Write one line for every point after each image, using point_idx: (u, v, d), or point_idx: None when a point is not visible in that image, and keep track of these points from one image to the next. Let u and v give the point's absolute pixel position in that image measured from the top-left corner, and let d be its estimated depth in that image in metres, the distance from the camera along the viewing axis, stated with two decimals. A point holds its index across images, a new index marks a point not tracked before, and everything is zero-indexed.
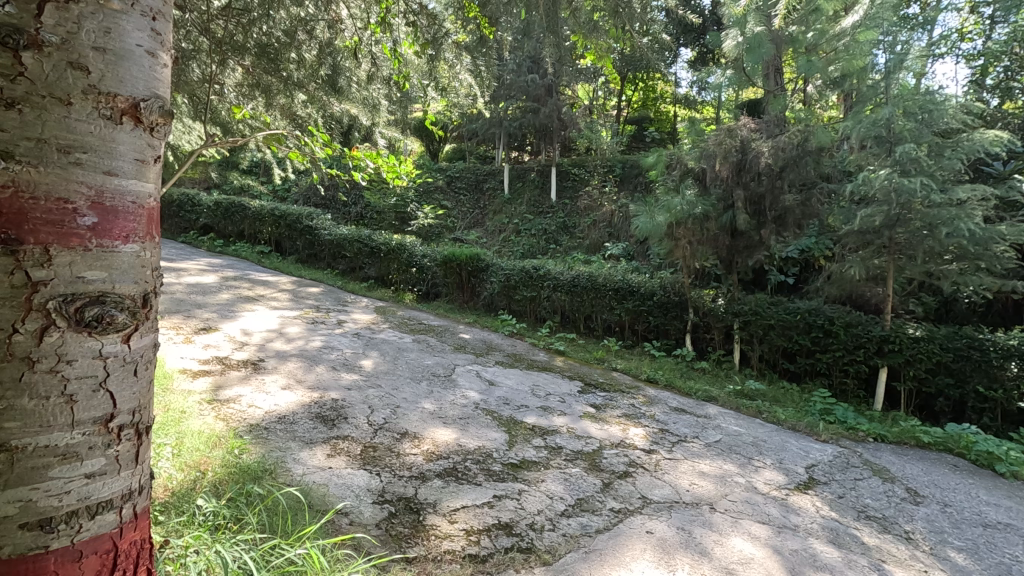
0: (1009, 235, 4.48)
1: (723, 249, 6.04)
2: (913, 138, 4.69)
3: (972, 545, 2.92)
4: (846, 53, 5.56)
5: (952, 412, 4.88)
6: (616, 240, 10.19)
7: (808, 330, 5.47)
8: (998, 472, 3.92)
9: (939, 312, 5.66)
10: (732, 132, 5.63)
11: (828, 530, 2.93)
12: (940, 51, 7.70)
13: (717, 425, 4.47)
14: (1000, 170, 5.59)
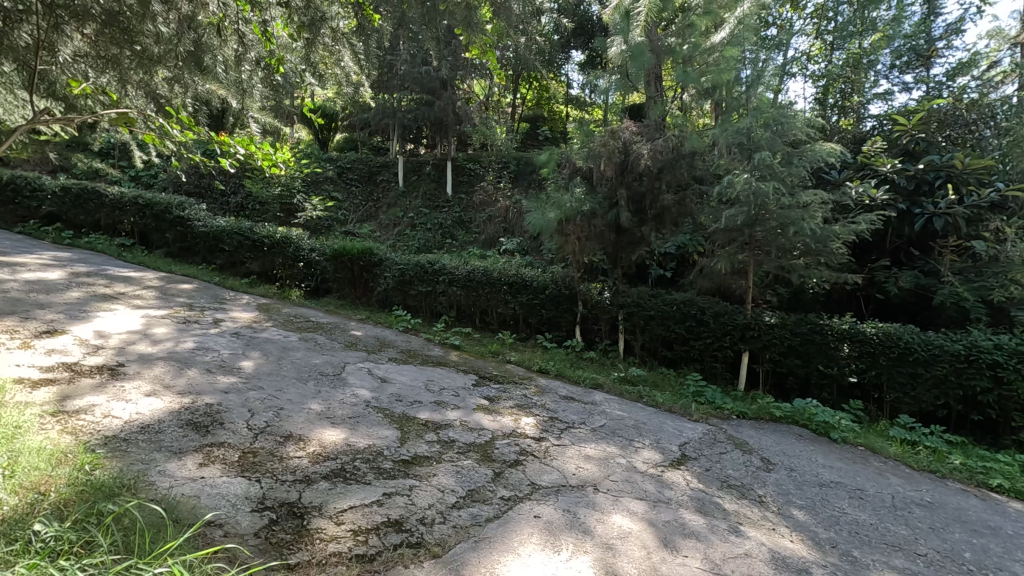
0: (843, 234, 5.17)
1: (609, 245, 6.38)
2: (769, 147, 5.25)
3: (811, 503, 3.36)
4: (715, 67, 6.13)
5: (800, 389, 5.56)
6: (511, 235, 10.37)
7: (683, 319, 5.95)
8: (833, 439, 4.53)
9: (791, 302, 6.37)
10: (615, 134, 5.97)
11: (696, 500, 3.23)
12: (791, 70, 8.69)
13: (602, 410, 4.74)
14: (837, 177, 6.43)
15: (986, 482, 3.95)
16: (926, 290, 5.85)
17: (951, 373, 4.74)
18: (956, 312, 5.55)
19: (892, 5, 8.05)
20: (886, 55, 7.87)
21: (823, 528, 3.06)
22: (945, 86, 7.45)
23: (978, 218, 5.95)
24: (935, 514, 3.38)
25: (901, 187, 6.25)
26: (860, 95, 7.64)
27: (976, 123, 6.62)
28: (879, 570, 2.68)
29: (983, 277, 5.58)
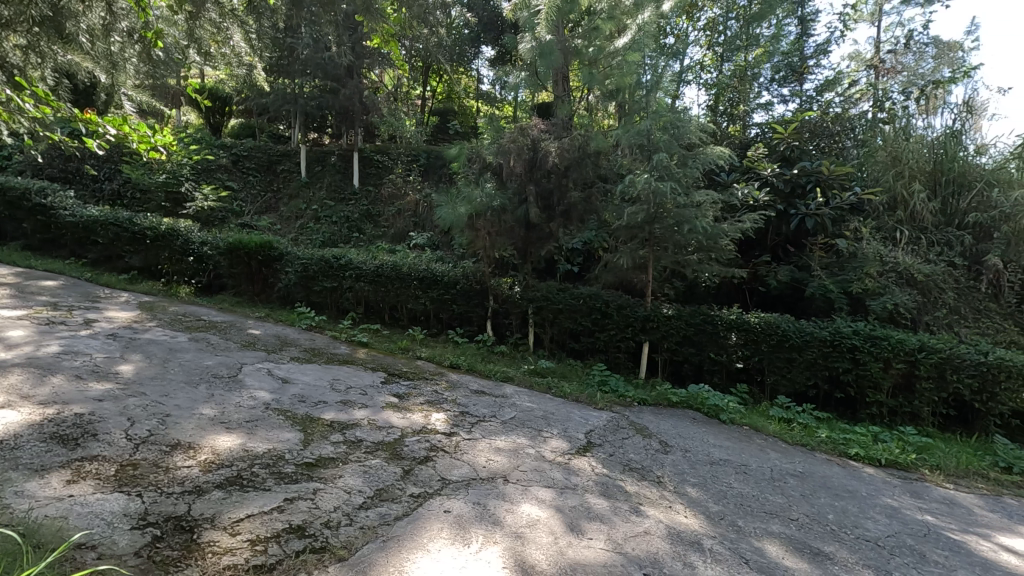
0: (731, 232, 5.60)
1: (519, 240, 6.49)
2: (666, 149, 5.57)
3: (703, 480, 3.63)
4: (618, 70, 6.52)
5: (694, 375, 5.98)
6: (420, 229, 10.21)
7: (590, 312, 6.20)
8: (722, 420, 4.92)
9: (686, 295, 6.83)
10: (524, 131, 6.07)
11: (600, 484, 3.38)
12: (687, 78, 9.26)
13: (512, 403, 4.81)
14: (726, 179, 7.01)
15: (847, 452, 4.47)
16: (800, 283, 6.51)
17: (819, 357, 5.31)
18: (824, 302, 6.18)
19: (773, 24, 8.82)
20: (767, 69, 8.68)
21: (713, 502, 3.32)
22: (815, 100, 8.31)
23: (841, 219, 6.70)
24: (805, 482, 3.78)
25: (778, 190, 6.88)
26: (745, 104, 8.37)
27: (839, 134, 7.48)
28: (760, 537, 2.94)
29: (845, 271, 6.25)
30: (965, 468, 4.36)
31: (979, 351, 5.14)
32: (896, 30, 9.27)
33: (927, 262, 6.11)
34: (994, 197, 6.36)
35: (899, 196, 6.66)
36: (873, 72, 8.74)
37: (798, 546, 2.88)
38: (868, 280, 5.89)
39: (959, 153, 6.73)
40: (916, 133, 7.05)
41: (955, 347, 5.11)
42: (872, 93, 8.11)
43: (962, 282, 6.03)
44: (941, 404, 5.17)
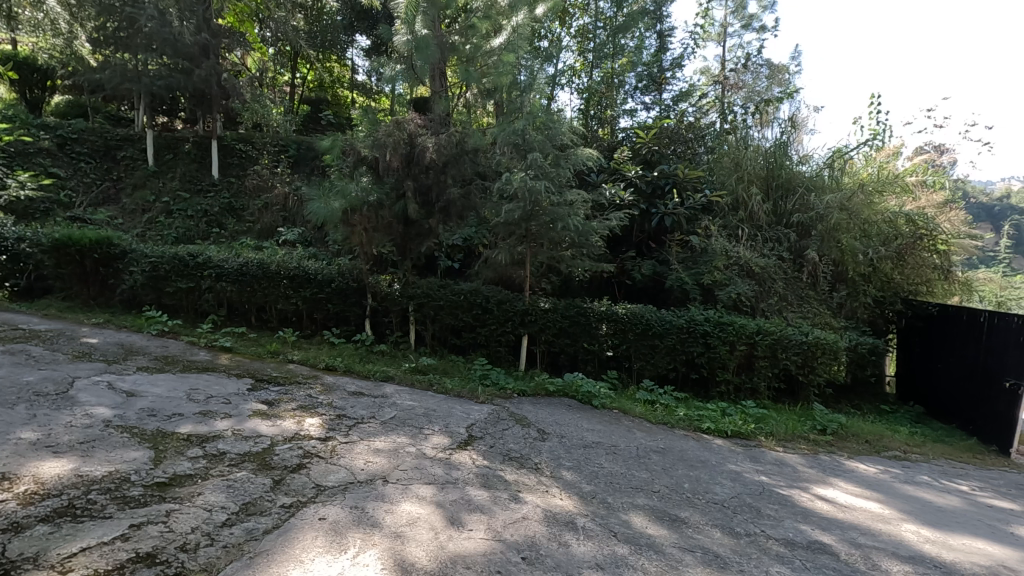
0: (600, 229, 5.97)
1: (397, 237, 6.37)
2: (541, 148, 5.78)
3: (577, 463, 3.85)
4: (495, 70, 6.73)
5: (569, 365, 6.30)
6: (291, 225, 9.61)
7: (471, 308, 6.27)
8: (594, 406, 5.24)
9: (561, 289, 7.16)
10: (400, 125, 5.96)
11: (481, 476, 3.44)
12: (562, 81, 9.64)
13: (392, 402, 4.72)
14: (595, 179, 7.56)
15: (700, 427, 4.99)
16: (660, 275, 7.15)
17: (678, 342, 5.86)
18: (680, 292, 6.88)
19: (636, 36, 9.43)
20: (631, 78, 9.34)
21: (586, 483, 3.54)
22: (671, 109, 9.09)
23: (694, 218, 7.47)
24: (666, 457, 4.16)
25: (641, 190, 7.60)
26: (613, 109, 9.05)
27: (693, 141, 8.41)
28: (627, 510, 3.19)
29: (698, 264, 6.95)
30: (792, 432, 5.08)
31: (802, 332, 6.00)
32: (737, 50, 10.38)
33: (762, 256, 6.97)
34: (812, 200, 7.25)
35: (740, 198, 7.45)
36: (720, 86, 9.70)
37: (659, 515, 3.16)
38: (716, 272, 6.63)
39: (786, 162, 7.67)
40: (754, 142, 7.92)
41: (783, 329, 5.92)
42: (720, 106, 9.05)
43: (789, 273, 6.97)
44: (774, 379, 5.96)
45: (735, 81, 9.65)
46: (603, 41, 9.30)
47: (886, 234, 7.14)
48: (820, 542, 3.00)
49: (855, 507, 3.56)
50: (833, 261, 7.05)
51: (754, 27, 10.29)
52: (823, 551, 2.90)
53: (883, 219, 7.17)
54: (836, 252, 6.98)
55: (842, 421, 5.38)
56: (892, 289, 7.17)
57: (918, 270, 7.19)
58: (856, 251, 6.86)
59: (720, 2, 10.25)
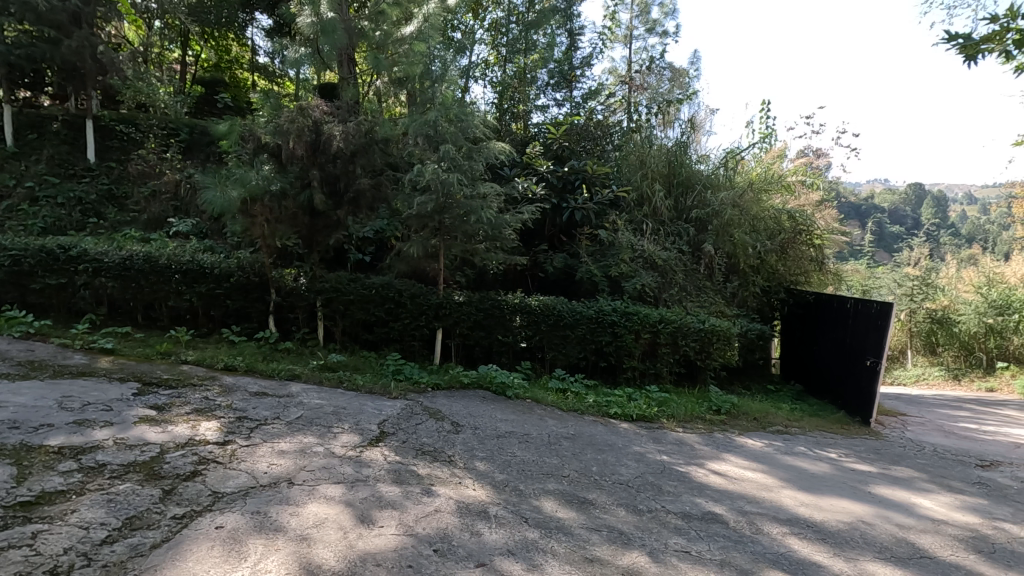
0: (512, 222, 6.04)
1: (303, 229, 6.09)
2: (453, 140, 5.73)
3: (490, 453, 3.89)
4: (405, 58, 6.53)
5: (484, 357, 6.35)
6: (183, 215, 8.89)
7: (383, 302, 6.13)
8: (508, 396, 5.31)
9: (475, 282, 7.17)
10: (304, 111, 5.70)
11: (393, 472, 3.39)
12: (475, 74, 9.61)
13: (299, 401, 4.52)
14: (508, 173, 7.69)
15: (608, 412, 5.23)
16: (571, 268, 7.39)
17: (587, 332, 6.08)
18: (590, 285, 7.16)
19: (547, 32, 9.47)
20: (543, 74, 9.44)
21: (499, 472, 3.59)
22: (581, 107, 9.23)
23: (603, 213, 7.75)
24: (576, 442, 4.31)
25: (553, 185, 7.78)
26: (525, 104, 9.16)
27: (601, 139, 8.77)
28: (538, 496, 3.28)
29: (606, 257, 7.24)
30: (691, 414, 5.45)
31: (699, 320, 6.43)
32: (642, 53, 10.85)
33: (664, 249, 7.37)
34: (708, 197, 7.75)
35: (644, 193, 7.84)
36: (627, 86, 10.00)
37: (568, 499, 3.27)
38: (623, 265, 6.95)
39: (686, 160, 8.10)
40: (657, 141, 8.30)
41: (683, 318, 6.32)
42: (626, 106, 9.39)
43: (689, 265, 7.42)
44: (675, 364, 6.35)
45: (641, 82, 10.05)
46: (516, 37, 9.36)
47: (772, 229, 7.80)
48: (712, 513, 3.25)
49: (743, 479, 3.89)
50: (727, 254, 7.59)
51: (657, 32, 10.82)
52: (715, 521, 3.15)
53: (769, 215, 7.82)
54: (729, 246, 7.51)
55: (734, 401, 5.84)
56: (776, 280, 7.91)
57: (797, 262, 7.94)
58: (746, 244, 7.44)
59: (626, 5, 10.64)
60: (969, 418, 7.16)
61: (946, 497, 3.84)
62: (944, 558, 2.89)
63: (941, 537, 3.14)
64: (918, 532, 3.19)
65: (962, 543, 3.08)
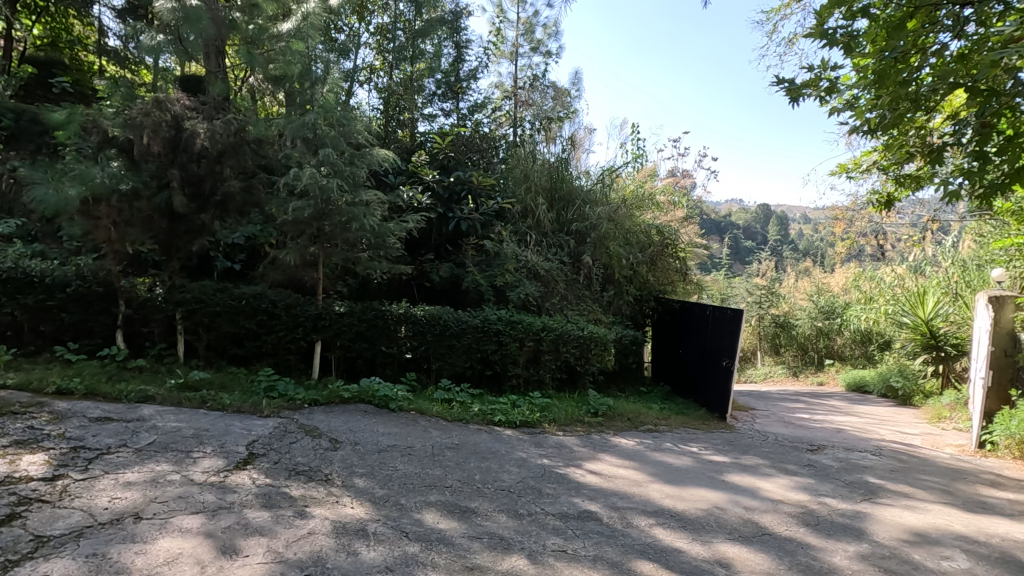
0: (397, 231, 5.91)
1: (160, 233, 5.51)
2: (333, 144, 5.49)
3: (371, 469, 3.77)
4: (282, 56, 6.10)
5: (367, 369, 6.15)
6: (5, 215, 7.65)
7: (254, 314, 5.72)
8: (391, 409, 5.18)
9: (358, 292, 6.99)
10: (161, 104, 5.20)
11: (262, 496, 3.15)
12: (361, 78, 9.34)
13: (152, 425, 4.06)
14: (393, 181, 7.65)
15: (493, 420, 5.30)
16: (457, 277, 7.44)
17: (473, 341, 6.11)
18: (475, 294, 7.26)
19: (434, 42, 9.47)
20: (429, 83, 9.42)
21: (380, 487, 3.49)
22: (467, 118, 9.19)
23: (488, 224, 7.90)
24: (459, 452, 4.32)
25: (439, 194, 7.91)
26: (411, 112, 9.06)
27: (487, 151, 8.93)
28: (420, 509, 3.22)
29: (491, 267, 7.36)
30: (571, 417, 5.70)
31: (579, 327, 6.77)
32: (526, 69, 11.20)
33: (547, 259, 7.65)
34: (586, 211, 8.17)
35: (528, 206, 8.09)
36: (513, 101, 10.06)
37: (450, 510, 3.26)
38: (507, 274, 7.11)
39: (567, 176, 8.48)
40: (541, 156, 8.60)
41: (564, 325, 6.59)
42: (512, 119, 9.63)
43: (569, 275, 7.77)
44: (557, 370, 6.59)
45: (526, 98, 10.10)
46: (403, 44, 9.22)
47: (643, 242, 8.41)
48: (587, 511, 3.42)
49: (617, 476, 4.14)
50: (604, 265, 8.05)
51: (541, 51, 11.26)
52: (590, 518, 3.31)
53: (641, 229, 8.40)
54: (605, 257, 7.97)
55: (610, 403, 6.20)
56: (647, 289, 8.56)
57: (665, 273, 8.64)
58: (620, 256, 7.95)
59: (511, 24, 10.97)
60: (803, 409, 8.23)
61: (784, 479, 4.38)
62: (780, 533, 3.29)
63: (778, 515, 3.57)
64: (761, 512, 3.60)
65: (794, 519, 3.52)
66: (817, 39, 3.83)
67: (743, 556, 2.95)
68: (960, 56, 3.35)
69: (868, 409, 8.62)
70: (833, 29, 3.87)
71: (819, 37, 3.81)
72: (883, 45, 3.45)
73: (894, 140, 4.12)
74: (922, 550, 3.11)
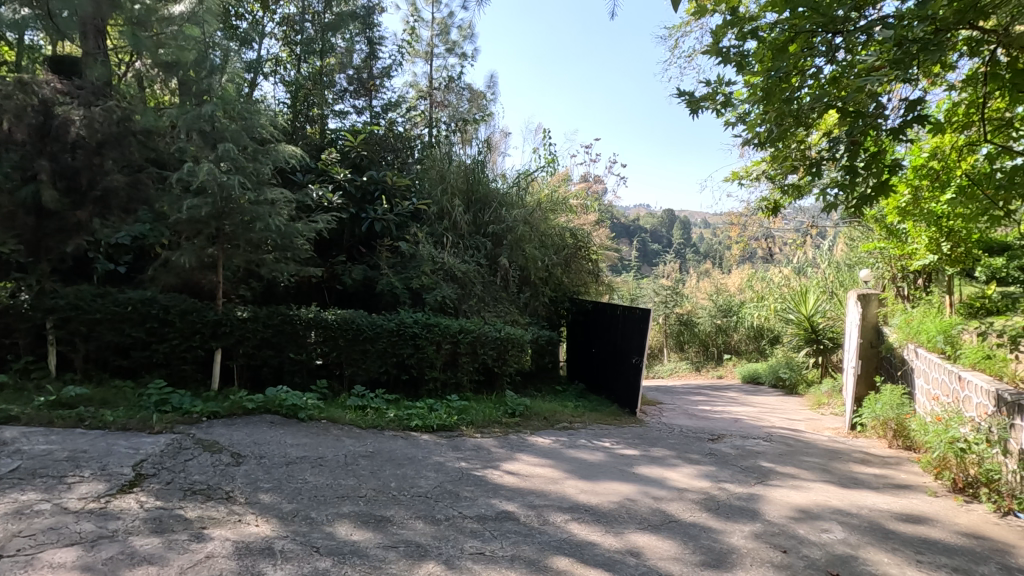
0: (305, 232, 5.62)
1: (26, 232, 4.88)
2: (233, 138, 5.12)
3: (277, 483, 3.55)
4: (173, 41, 5.54)
5: (273, 378, 5.81)
6: None
7: (142, 321, 5.22)
8: (301, 418, 4.92)
9: (262, 295, 6.61)
10: (26, 87, 4.68)
11: (151, 520, 2.88)
12: (265, 69, 8.80)
13: (17, 450, 3.58)
14: (301, 179, 7.33)
15: (409, 426, 5.19)
16: (370, 280, 7.23)
17: (388, 345, 5.95)
18: (390, 297, 7.08)
19: (346, 37, 9.12)
20: (340, 79, 9.06)
21: (288, 502, 3.30)
22: (380, 117, 8.92)
23: (403, 225, 7.74)
24: (374, 460, 4.19)
25: (351, 194, 7.69)
26: (321, 108, 8.67)
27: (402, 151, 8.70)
28: (332, 522, 3.09)
29: (406, 269, 7.22)
30: (488, 419, 5.71)
31: (496, 329, 6.80)
32: (442, 70, 11.08)
33: (463, 261, 7.62)
34: (503, 214, 8.23)
35: (444, 208, 8.02)
36: (428, 101, 9.90)
37: (364, 520, 3.16)
38: (424, 277, 7.00)
39: (483, 178, 8.48)
40: (457, 157, 8.53)
41: (481, 327, 6.59)
42: (427, 120, 9.49)
43: (486, 277, 7.79)
44: (474, 372, 6.58)
45: (441, 99, 10.00)
46: (312, 37, 8.81)
47: (558, 245, 8.60)
48: (504, 511, 3.44)
49: (533, 475, 4.20)
50: (520, 267, 8.13)
51: (456, 53, 11.22)
52: (507, 518, 3.33)
53: (556, 232, 8.57)
54: (522, 259, 8.05)
55: (527, 403, 6.28)
56: (562, 291, 8.77)
57: (579, 274, 8.87)
58: (536, 258, 8.07)
59: (426, 23, 10.85)
60: (705, 402, 8.79)
61: (688, 468, 4.65)
62: (685, 519, 3.49)
63: (684, 503, 3.79)
64: (669, 501, 3.80)
65: (698, 505, 3.75)
66: (713, 56, 4.11)
67: (652, 544, 3.10)
68: (833, 79, 3.73)
69: (761, 399, 9.37)
70: (728, 48, 4.17)
71: (715, 55, 4.09)
72: (770, 66, 3.77)
73: (779, 152, 4.56)
74: (806, 525, 3.42)
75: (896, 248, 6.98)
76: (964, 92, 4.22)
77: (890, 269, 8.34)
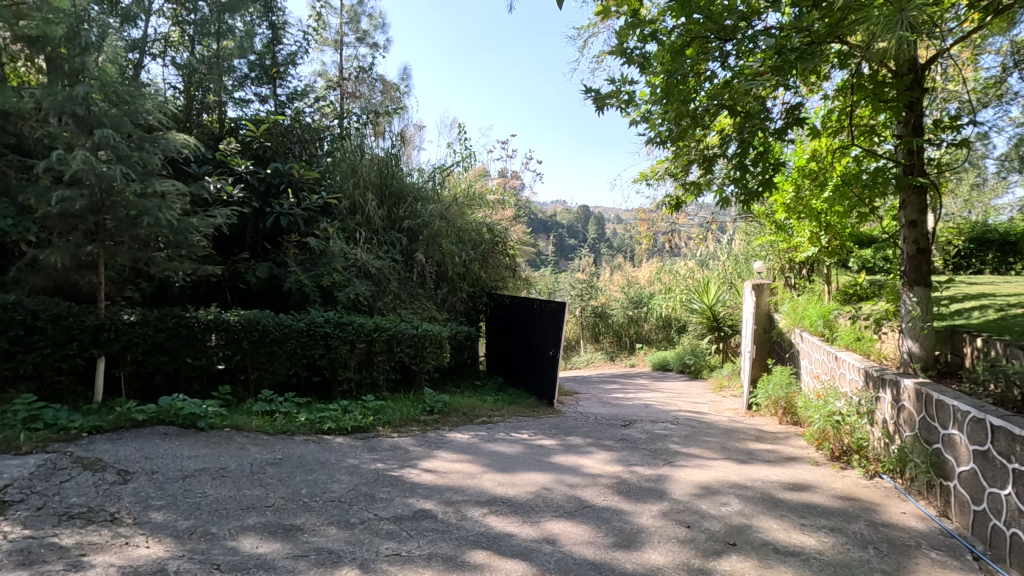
0: (201, 227, 5.19)
1: None
2: (113, 124, 4.61)
3: (172, 500, 3.28)
4: (38, 12, 4.86)
5: (168, 386, 5.36)
6: None
7: (5, 328, 4.62)
8: (200, 428, 4.58)
9: (153, 297, 6.10)
10: None
11: (17, 552, 2.56)
12: (153, 49, 8.05)
13: None
14: (196, 171, 6.79)
15: (322, 429, 4.99)
16: (277, 278, 6.86)
17: (298, 347, 5.66)
18: (299, 296, 6.77)
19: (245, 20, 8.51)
20: (239, 65, 8.45)
21: (184, 519, 3.05)
22: (286, 106, 8.41)
23: (312, 220, 7.37)
24: (283, 467, 3.98)
25: (254, 187, 7.17)
26: (219, 95, 8.05)
27: (310, 142, 8.28)
28: (235, 536, 2.90)
29: (316, 266, 6.92)
30: (406, 418, 5.60)
31: (413, 326, 6.67)
32: (352, 59, 10.65)
33: (378, 258, 7.41)
34: (418, 209, 8.08)
35: (356, 202, 7.73)
36: (337, 92, 9.49)
37: (271, 531, 2.99)
38: (335, 274, 6.73)
39: (397, 171, 8.28)
40: (369, 150, 8.27)
41: (397, 325, 6.43)
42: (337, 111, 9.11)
43: (402, 273, 7.63)
44: (391, 371, 6.42)
45: (352, 89, 9.62)
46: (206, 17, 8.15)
47: (476, 240, 8.57)
48: (421, 510, 3.40)
49: (451, 471, 4.18)
50: (437, 262, 8.03)
51: (367, 43, 10.84)
52: (424, 516, 3.29)
53: (473, 227, 8.53)
54: (438, 254, 7.94)
55: (446, 400, 6.23)
56: (479, 285, 8.77)
57: (496, 269, 8.91)
58: (454, 253, 8.00)
59: (334, 10, 10.37)
60: (619, 390, 9.19)
61: (602, 454, 4.83)
62: (599, 504, 3.62)
63: (597, 487, 3.93)
64: (583, 487, 3.93)
65: (610, 488, 3.91)
66: (618, 56, 4.26)
67: (567, 530, 3.18)
68: (725, 83, 3.98)
69: (669, 384, 9.93)
70: (632, 49, 4.34)
71: (620, 55, 4.24)
72: (669, 67, 3.96)
73: (680, 150, 4.82)
74: (707, 500, 3.66)
75: (785, 242, 7.61)
76: (837, 100, 4.66)
77: (779, 261, 9.08)
